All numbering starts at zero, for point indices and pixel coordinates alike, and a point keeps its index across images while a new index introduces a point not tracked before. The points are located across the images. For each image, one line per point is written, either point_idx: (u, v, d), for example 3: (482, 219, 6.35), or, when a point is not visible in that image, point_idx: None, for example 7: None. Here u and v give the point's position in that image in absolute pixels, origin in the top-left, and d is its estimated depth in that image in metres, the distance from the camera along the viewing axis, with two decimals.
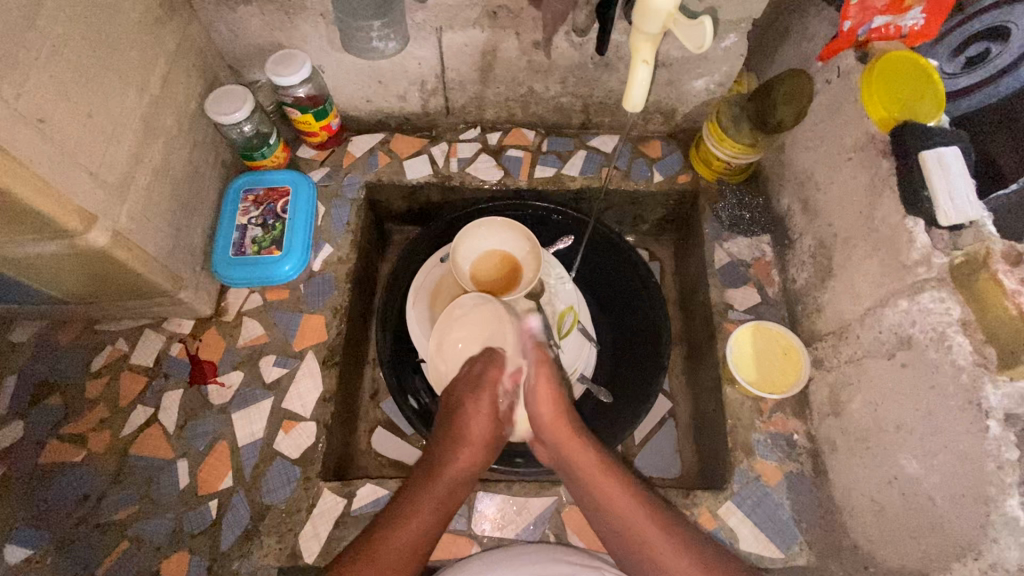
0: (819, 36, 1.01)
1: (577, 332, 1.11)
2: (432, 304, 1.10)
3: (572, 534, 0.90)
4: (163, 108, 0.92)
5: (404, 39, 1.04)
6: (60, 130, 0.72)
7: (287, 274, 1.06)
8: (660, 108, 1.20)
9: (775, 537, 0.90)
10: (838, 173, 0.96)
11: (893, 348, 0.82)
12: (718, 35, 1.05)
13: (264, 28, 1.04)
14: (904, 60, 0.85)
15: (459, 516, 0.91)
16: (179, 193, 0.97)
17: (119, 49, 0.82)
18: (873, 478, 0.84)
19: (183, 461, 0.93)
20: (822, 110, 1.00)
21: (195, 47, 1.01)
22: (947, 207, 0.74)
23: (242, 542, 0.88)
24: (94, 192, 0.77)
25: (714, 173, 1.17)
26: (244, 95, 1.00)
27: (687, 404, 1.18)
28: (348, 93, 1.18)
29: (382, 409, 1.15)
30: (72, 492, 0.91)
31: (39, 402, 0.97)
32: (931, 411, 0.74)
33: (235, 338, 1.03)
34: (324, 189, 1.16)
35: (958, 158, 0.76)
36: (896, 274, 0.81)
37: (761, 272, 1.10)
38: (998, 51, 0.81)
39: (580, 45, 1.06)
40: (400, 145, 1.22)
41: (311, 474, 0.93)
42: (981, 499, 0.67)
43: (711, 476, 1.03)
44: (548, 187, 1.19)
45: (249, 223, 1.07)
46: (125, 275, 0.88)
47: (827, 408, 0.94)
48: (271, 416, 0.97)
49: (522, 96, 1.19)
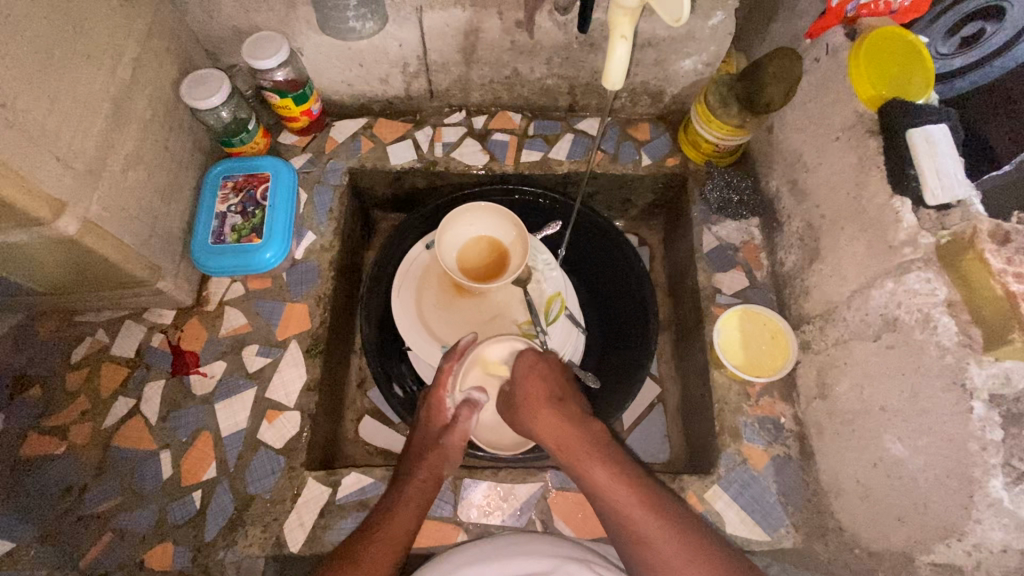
0: (809, 12, 0.99)
1: (565, 319, 1.08)
2: (419, 292, 1.09)
3: (558, 520, 0.90)
4: (135, 93, 0.90)
5: (382, 18, 1.03)
6: (24, 115, 0.70)
7: (269, 262, 1.03)
8: (648, 88, 1.18)
9: (762, 520, 0.90)
10: (825, 154, 0.94)
11: (878, 330, 0.81)
12: (705, 12, 1.03)
13: (240, 10, 1.02)
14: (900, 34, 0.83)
15: (445, 503, 0.91)
16: (155, 181, 0.95)
17: (86, 31, 0.79)
18: (859, 460, 0.83)
19: (165, 452, 0.93)
20: (810, 89, 0.98)
21: (168, 30, 0.98)
22: (934, 187, 0.74)
23: (226, 532, 0.87)
24: (64, 179, 0.75)
25: (702, 155, 1.15)
26: (221, 77, 0.97)
27: (676, 389, 1.17)
28: (330, 77, 1.15)
29: (369, 398, 1.15)
30: (54, 484, 0.90)
31: (19, 394, 0.96)
32: (916, 393, 0.74)
33: (217, 328, 1.02)
34: (306, 176, 1.14)
35: (944, 136, 0.76)
36: (883, 254, 0.80)
37: (749, 255, 1.09)
38: (993, 30, 0.78)
39: (564, 24, 1.04)
40: (383, 130, 1.20)
41: (296, 464, 0.92)
42: (964, 480, 0.67)
43: (698, 461, 1.03)
44: (535, 172, 1.18)
45: (228, 210, 1.05)
46: (99, 265, 0.86)
47: (815, 391, 0.93)
48: (255, 406, 0.96)
49: (507, 78, 1.17)
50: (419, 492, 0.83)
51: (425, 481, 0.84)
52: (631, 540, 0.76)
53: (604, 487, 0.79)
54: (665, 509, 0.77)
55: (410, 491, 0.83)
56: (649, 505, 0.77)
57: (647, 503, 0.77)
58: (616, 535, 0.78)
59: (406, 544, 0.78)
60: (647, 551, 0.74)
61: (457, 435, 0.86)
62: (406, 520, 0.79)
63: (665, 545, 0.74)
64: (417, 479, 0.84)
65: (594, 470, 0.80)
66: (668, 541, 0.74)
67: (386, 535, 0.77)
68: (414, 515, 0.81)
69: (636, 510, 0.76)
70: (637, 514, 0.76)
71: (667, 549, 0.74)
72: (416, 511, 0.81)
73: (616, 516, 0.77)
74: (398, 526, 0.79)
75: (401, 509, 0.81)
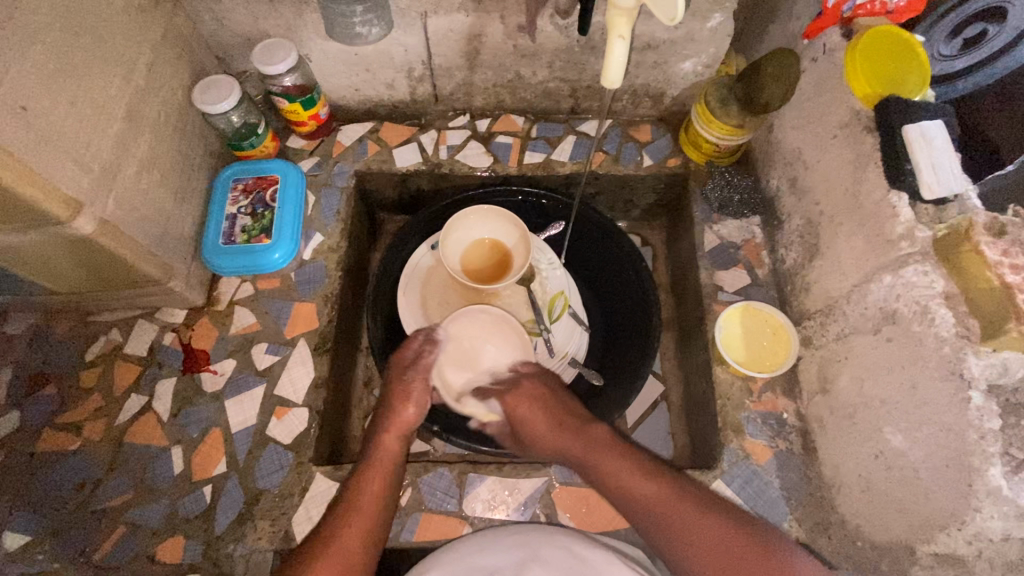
0: (805, 14, 1.01)
1: (569, 317, 1.11)
2: (424, 292, 1.10)
3: (562, 514, 0.91)
4: (149, 99, 0.92)
5: (388, 24, 1.05)
6: (44, 119, 0.72)
7: (277, 263, 1.06)
8: (649, 90, 1.20)
9: (765, 515, 0.90)
10: (824, 151, 0.95)
11: (878, 323, 0.82)
12: (704, 15, 1.05)
13: (250, 17, 1.05)
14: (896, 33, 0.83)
15: (451, 497, 0.93)
16: (168, 182, 0.98)
17: (102, 38, 0.82)
18: (861, 453, 0.84)
19: (177, 448, 0.94)
20: (808, 89, 0.99)
21: (182, 38, 1.02)
22: (931, 181, 0.75)
23: (236, 526, 0.89)
24: (81, 180, 0.78)
25: (703, 155, 1.16)
26: (232, 82, 1.00)
27: (679, 388, 1.18)
28: (336, 82, 1.18)
29: (375, 396, 1.16)
30: (68, 479, 0.92)
31: (34, 392, 0.98)
32: (916, 385, 0.74)
33: (227, 327, 1.04)
34: (314, 178, 1.17)
35: (941, 133, 0.77)
36: (881, 249, 0.81)
37: (750, 253, 1.10)
38: (995, 31, 0.80)
39: (565, 28, 1.06)
40: (389, 134, 1.23)
41: (304, 459, 0.94)
42: (964, 469, 0.68)
43: (702, 458, 1.03)
44: (538, 173, 1.20)
45: (238, 212, 1.07)
46: (114, 264, 0.89)
47: (816, 386, 0.94)
48: (264, 402, 0.98)
49: (509, 82, 1.19)
50: (384, 460, 0.84)
51: (389, 444, 0.86)
52: (668, 533, 0.74)
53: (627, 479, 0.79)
54: (696, 497, 0.76)
55: (374, 460, 0.84)
56: (678, 492, 0.77)
57: (674, 492, 0.77)
58: (651, 529, 0.76)
59: (378, 521, 0.78)
60: (682, 538, 0.73)
61: (422, 389, 0.91)
62: (377, 488, 0.80)
63: (698, 528, 0.73)
64: (383, 446, 0.86)
65: (605, 461, 0.82)
66: (682, 510, 0.74)
67: (355, 513, 0.77)
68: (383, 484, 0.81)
69: (661, 495, 0.76)
70: (663, 496, 0.76)
71: (706, 535, 0.72)
72: (384, 478, 0.82)
73: (649, 509, 0.76)
74: (368, 496, 0.79)
75: (366, 483, 0.81)
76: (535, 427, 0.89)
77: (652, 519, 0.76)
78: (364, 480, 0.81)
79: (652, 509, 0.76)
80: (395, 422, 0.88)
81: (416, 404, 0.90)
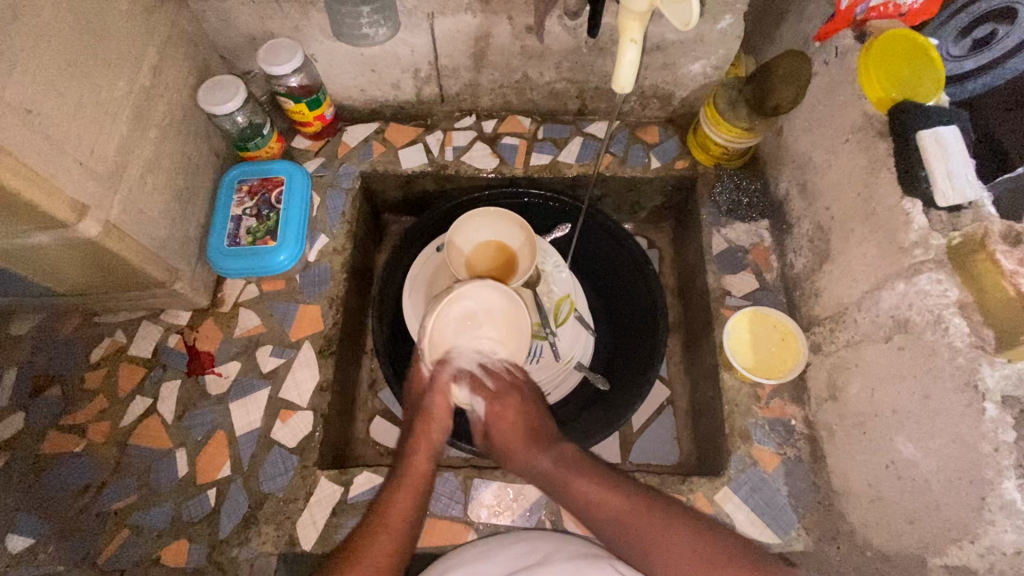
0: (817, 16, 0.99)
1: (574, 320, 1.10)
2: (428, 295, 1.09)
3: (568, 521, 0.90)
4: (154, 100, 0.92)
5: (395, 25, 1.04)
6: (49, 120, 0.72)
7: (282, 265, 1.05)
8: (657, 92, 1.19)
9: (773, 522, 0.90)
10: (835, 155, 0.94)
11: (890, 331, 0.81)
12: (714, 16, 1.04)
13: (256, 18, 1.04)
14: (913, 36, 0.82)
15: (456, 502, 0.92)
16: (173, 183, 0.97)
17: (107, 39, 0.81)
18: (870, 462, 0.83)
19: (181, 451, 0.94)
20: (819, 92, 0.98)
21: (187, 37, 1.01)
22: (944, 187, 0.74)
23: (240, 530, 0.88)
24: (86, 182, 0.77)
25: (711, 158, 1.15)
26: (235, 83, 0.99)
27: (685, 393, 1.17)
28: (342, 82, 1.17)
29: (380, 399, 1.16)
30: (72, 482, 0.92)
31: (39, 393, 0.98)
32: (928, 395, 0.73)
33: (231, 329, 1.03)
34: (319, 179, 1.16)
35: (957, 138, 0.75)
36: (893, 256, 0.80)
37: (759, 257, 1.09)
38: (1005, 32, 0.78)
39: (573, 29, 1.05)
40: (395, 135, 1.22)
41: (308, 463, 0.93)
42: (977, 482, 0.67)
43: (709, 465, 1.03)
44: (543, 175, 1.18)
45: (243, 213, 1.07)
46: (119, 266, 0.88)
47: (825, 394, 0.93)
48: (268, 406, 0.97)
49: (517, 83, 1.18)
50: (413, 474, 0.81)
51: (421, 460, 0.83)
52: (634, 545, 0.72)
53: (590, 495, 0.77)
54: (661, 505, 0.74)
55: (405, 476, 0.81)
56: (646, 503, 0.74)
57: (644, 503, 0.74)
58: (621, 543, 0.73)
59: (412, 531, 0.76)
60: (649, 551, 0.70)
61: (442, 397, 0.85)
62: (409, 502, 0.78)
63: (662, 538, 0.70)
64: (413, 460, 0.82)
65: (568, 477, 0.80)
66: (644, 519, 0.72)
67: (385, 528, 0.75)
68: (415, 499, 0.78)
69: (627, 507, 0.74)
70: (622, 505, 0.75)
71: (670, 548, 0.69)
72: (415, 491, 0.79)
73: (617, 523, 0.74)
74: (400, 511, 0.77)
75: (398, 496, 0.78)
76: (511, 437, 0.85)
77: (618, 531, 0.74)
78: (396, 495, 0.78)
79: (621, 524, 0.73)
80: (422, 437, 0.84)
81: (439, 420, 0.85)
